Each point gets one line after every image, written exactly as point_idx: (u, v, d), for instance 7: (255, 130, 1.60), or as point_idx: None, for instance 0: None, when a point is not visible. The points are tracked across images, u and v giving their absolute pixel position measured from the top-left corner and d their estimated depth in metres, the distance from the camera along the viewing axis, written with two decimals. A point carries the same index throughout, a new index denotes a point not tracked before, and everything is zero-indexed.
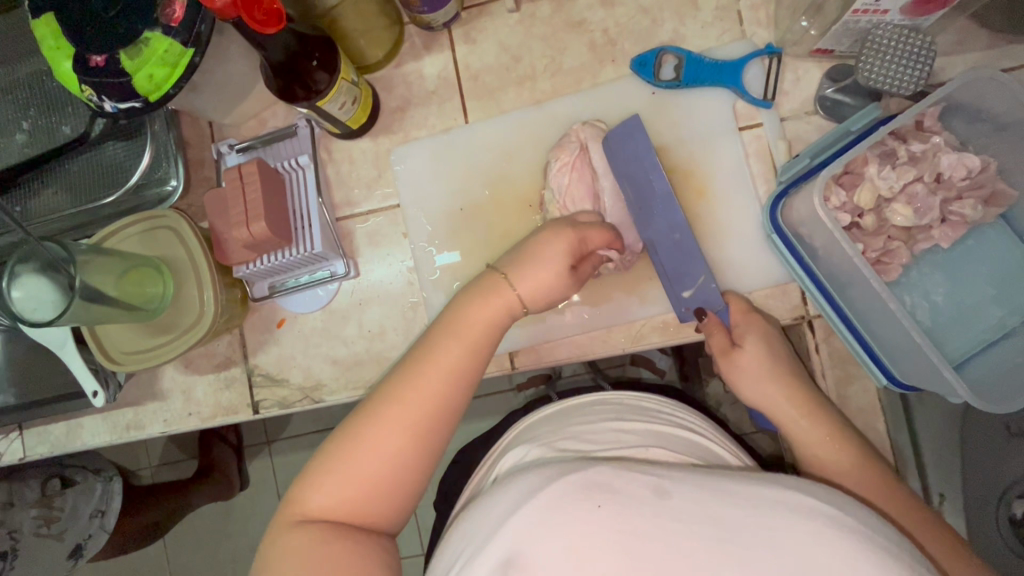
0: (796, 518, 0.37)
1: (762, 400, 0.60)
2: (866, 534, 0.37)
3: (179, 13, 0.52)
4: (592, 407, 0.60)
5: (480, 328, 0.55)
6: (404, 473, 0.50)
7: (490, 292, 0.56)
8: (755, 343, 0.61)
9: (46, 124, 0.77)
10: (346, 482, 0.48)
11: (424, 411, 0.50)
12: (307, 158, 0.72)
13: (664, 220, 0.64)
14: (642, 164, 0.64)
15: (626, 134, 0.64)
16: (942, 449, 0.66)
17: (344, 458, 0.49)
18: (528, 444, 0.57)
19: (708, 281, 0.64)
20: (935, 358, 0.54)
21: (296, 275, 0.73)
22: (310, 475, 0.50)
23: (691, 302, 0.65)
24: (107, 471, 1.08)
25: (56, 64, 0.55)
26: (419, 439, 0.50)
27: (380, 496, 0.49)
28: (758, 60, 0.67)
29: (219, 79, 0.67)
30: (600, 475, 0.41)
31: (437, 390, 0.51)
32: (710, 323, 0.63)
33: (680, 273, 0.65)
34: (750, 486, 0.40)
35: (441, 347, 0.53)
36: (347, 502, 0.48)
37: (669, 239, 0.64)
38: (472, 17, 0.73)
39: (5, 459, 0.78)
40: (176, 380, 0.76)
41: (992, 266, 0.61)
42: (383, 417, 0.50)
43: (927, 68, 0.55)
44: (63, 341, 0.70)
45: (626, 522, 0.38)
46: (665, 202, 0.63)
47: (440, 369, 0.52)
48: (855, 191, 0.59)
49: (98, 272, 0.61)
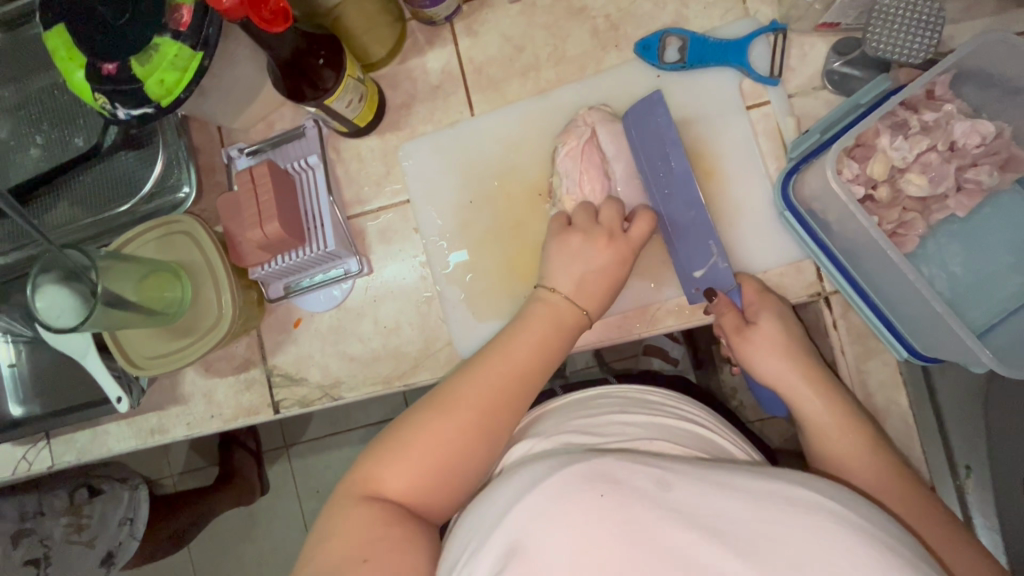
0: (797, 513, 0.38)
1: (774, 377, 0.60)
2: (865, 527, 0.38)
3: (188, 17, 0.53)
4: (594, 401, 0.60)
5: (556, 329, 0.59)
6: (474, 458, 0.53)
7: (561, 301, 0.60)
8: (769, 321, 0.61)
9: (59, 137, 0.79)
10: (421, 462, 0.51)
11: (503, 399, 0.54)
12: (317, 158, 0.73)
13: (679, 198, 0.63)
14: (661, 138, 0.63)
15: (646, 110, 0.64)
16: (967, 422, 0.65)
17: (424, 441, 0.51)
18: (533, 437, 0.57)
19: (720, 262, 0.63)
20: (956, 327, 0.53)
21: (311, 274, 0.74)
22: (381, 454, 0.52)
23: (702, 283, 0.64)
24: (133, 479, 1.09)
25: (69, 74, 0.56)
26: (490, 431, 0.53)
27: (443, 484, 0.52)
28: (763, 38, 0.66)
29: (227, 84, 0.67)
30: (603, 465, 0.41)
31: (516, 382, 0.55)
32: (721, 303, 0.63)
33: (692, 253, 0.64)
34: (750, 481, 0.41)
35: (520, 345, 0.57)
36: (413, 485, 0.51)
37: (685, 216, 0.64)
38: (473, 10, 0.73)
39: (34, 468, 0.80)
40: (196, 383, 0.77)
41: (1010, 233, 0.60)
42: (466, 403, 0.53)
43: (937, 35, 0.56)
44: (86, 349, 0.71)
45: (629, 513, 0.38)
46: (682, 179, 0.63)
47: (518, 365, 0.56)
48: (868, 163, 0.58)
49: (118, 278, 0.62)
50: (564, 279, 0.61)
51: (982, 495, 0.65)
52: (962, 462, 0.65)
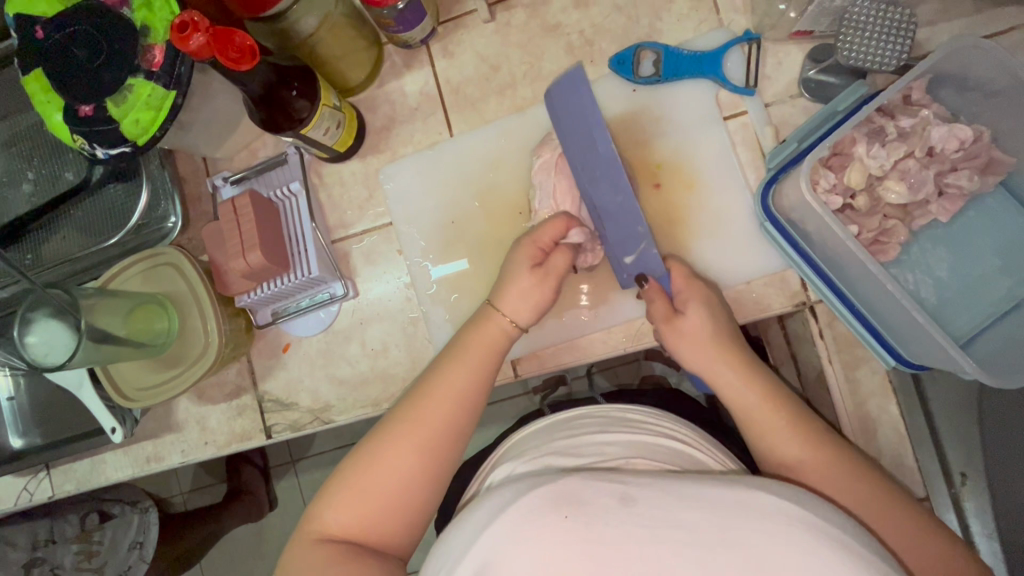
0: (758, 518, 0.37)
1: (696, 365, 0.59)
2: (828, 532, 0.38)
3: (159, 57, 0.54)
4: (577, 421, 0.60)
5: (484, 346, 0.59)
6: (417, 486, 0.53)
7: (493, 321, 0.60)
8: (698, 312, 0.59)
9: (49, 172, 0.80)
10: (363, 498, 0.52)
11: (433, 424, 0.54)
12: (298, 185, 0.73)
13: (607, 183, 0.60)
14: (585, 118, 0.60)
15: (568, 88, 0.61)
16: (960, 428, 0.64)
17: (362, 476, 0.52)
18: (515, 460, 0.57)
19: (650, 247, 0.62)
20: (938, 336, 0.53)
21: (298, 300, 0.74)
22: (329, 492, 0.53)
23: (632, 268, 0.63)
24: (143, 502, 1.09)
25: (48, 117, 0.57)
26: (425, 457, 0.53)
27: (390, 515, 0.52)
28: (737, 48, 0.66)
29: (206, 116, 0.68)
30: (568, 486, 0.41)
31: (445, 404, 0.55)
32: (651, 290, 0.61)
33: (622, 239, 0.62)
34: (715, 488, 0.40)
35: (450, 367, 0.57)
36: (358, 522, 0.52)
37: (613, 201, 0.61)
38: (449, 31, 0.74)
39: (35, 499, 0.81)
40: (190, 411, 0.77)
41: (995, 236, 0.59)
42: (397, 433, 0.54)
43: (908, 41, 0.55)
44: (80, 380, 0.72)
45: (591, 531, 0.38)
46: (609, 164, 0.60)
47: (446, 387, 0.56)
48: (845, 172, 0.58)
49: (105, 313, 0.63)
50: (501, 298, 0.60)
51: (980, 501, 0.64)
52: (958, 469, 0.64)
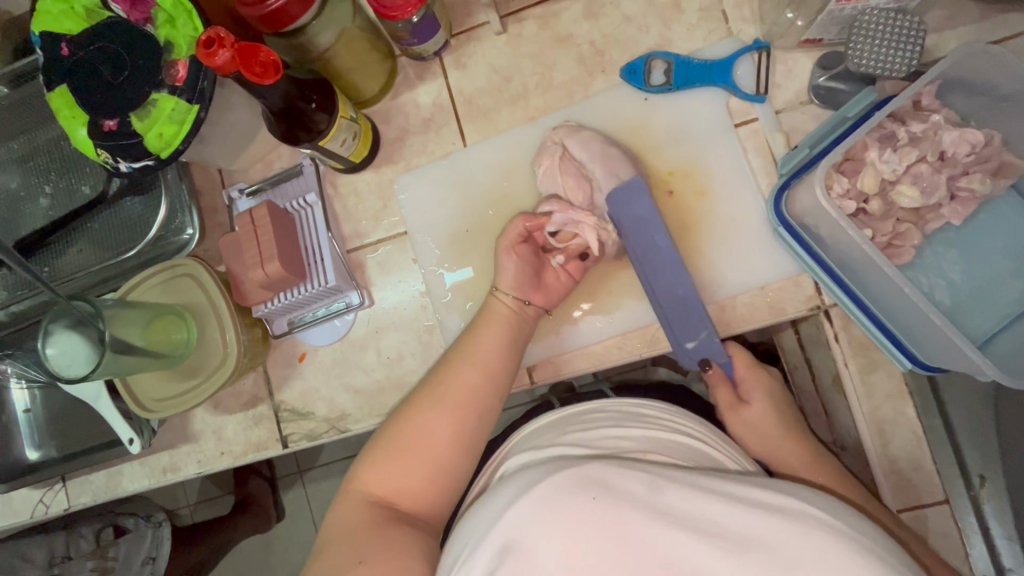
0: (787, 518, 0.38)
1: (762, 453, 0.64)
2: (858, 539, 0.37)
3: (183, 72, 0.55)
4: (590, 414, 0.60)
5: (513, 317, 0.63)
6: (458, 452, 0.55)
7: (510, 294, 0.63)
8: (762, 402, 0.65)
9: (67, 186, 0.81)
10: (404, 461, 0.54)
11: (471, 390, 0.56)
12: (314, 196, 0.74)
13: (672, 278, 0.64)
14: (646, 221, 0.64)
15: (627, 195, 0.64)
16: (976, 429, 0.64)
17: (403, 440, 0.54)
18: (531, 449, 0.58)
19: (711, 335, 0.65)
20: (957, 339, 0.53)
21: (313, 309, 0.75)
22: (370, 458, 0.55)
23: (693, 352, 0.66)
24: (157, 515, 1.08)
25: (72, 132, 0.58)
26: (466, 421, 0.55)
27: (427, 480, 0.54)
28: (746, 56, 0.67)
29: (225, 128, 0.69)
30: (596, 470, 0.41)
31: (482, 370, 0.58)
32: (715, 377, 0.67)
33: (684, 325, 0.65)
34: (741, 487, 0.41)
35: (483, 336, 0.60)
36: (403, 486, 0.54)
37: (675, 294, 0.65)
38: (461, 43, 0.75)
39: (51, 511, 0.80)
40: (206, 421, 0.78)
41: (1008, 238, 0.60)
42: (436, 398, 0.56)
43: (918, 48, 0.56)
44: (98, 393, 0.73)
45: (618, 514, 0.39)
46: (671, 260, 0.64)
47: (481, 354, 0.59)
48: (858, 177, 0.58)
49: (125, 324, 0.63)
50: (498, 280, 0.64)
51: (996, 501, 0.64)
52: (976, 472, 0.64)
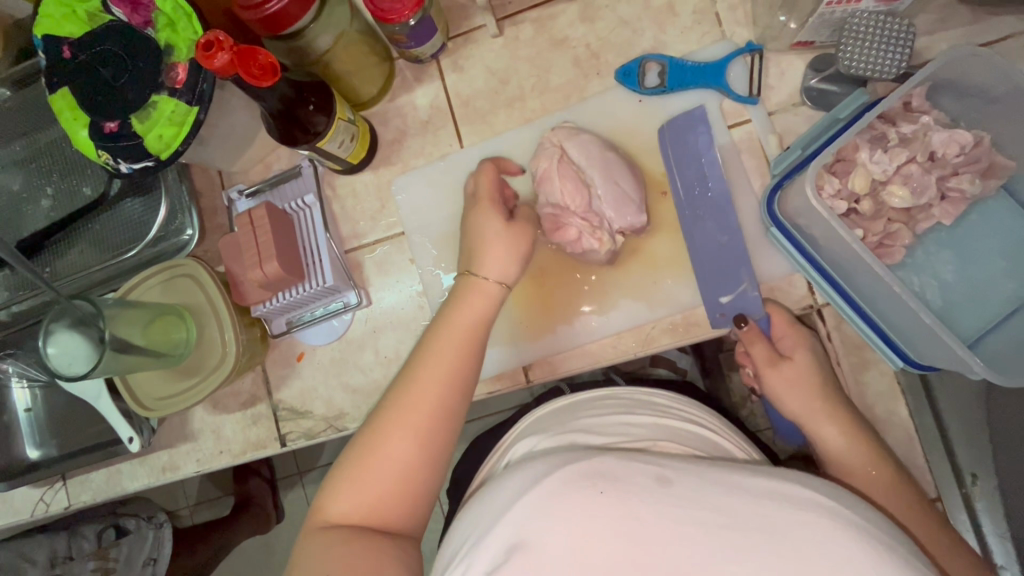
0: (795, 509, 0.39)
1: (799, 412, 0.60)
2: (867, 529, 0.38)
3: (182, 75, 0.56)
4: (602, 401, 0.61)
5: (471, 326, 0.59)
6: (418, 471, 0.53)
7: (482, 285, 0.61)
8: (804, 356, 0.62)
9: (68, 187, 0.82)
10: (364, 485, 0.52)
11: (425, 408, 0.54)
12: (312, 197, 0.75)
13: (714, 223, 0.66)
14: (699, 158, 0.66)
15: (686, 126, 0.67)
16: (968, 427, 0.65)
17: (361, 465, 0.53)
18: (538, 435, 0.59)
19: (749, 289, 0.65)
20: (946, 338, 0.53)
21: (311, 309, 0.75)
22: (333, 482, 0.54)
23: (729, 308, 0.65)
24: (158, 517, 1.10)
25: (74, 133, 0.59)
26: (422, 438, 0.53)
27: (390, 500, 0.53)
28: (740, 59, 0.68)
29: (224, 130, 0.70)
30: (604, 465, 0.42)
31: (435, 386, 0.55)
32: (750, 333, 0.63)
33: (724, 278, 0.65)
34: (751, 477, 0.42)
35: (435, 351, 0.57)
36: (365, 509, 0.52)
37: (716, 241, 0.66)
38: (458, 46, 0.76)
39: (52, 510, 0.81)
40: (205, 420, 0.78)
41: (998, 239, 0.61)
42: (391, 421, 0.54)
43: (908, 50, 0.57)
44: (99, 392, 0.74)
45: (627, 506, 0.39)
46: (717, 203, 0.66)
47: (434, 370, 0.56)
48: (849, 178, 0.59)
49: (125, 323, 0.64)
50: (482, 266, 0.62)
51: (989, 499, 0.65)
52: (968, 470, 0.65)
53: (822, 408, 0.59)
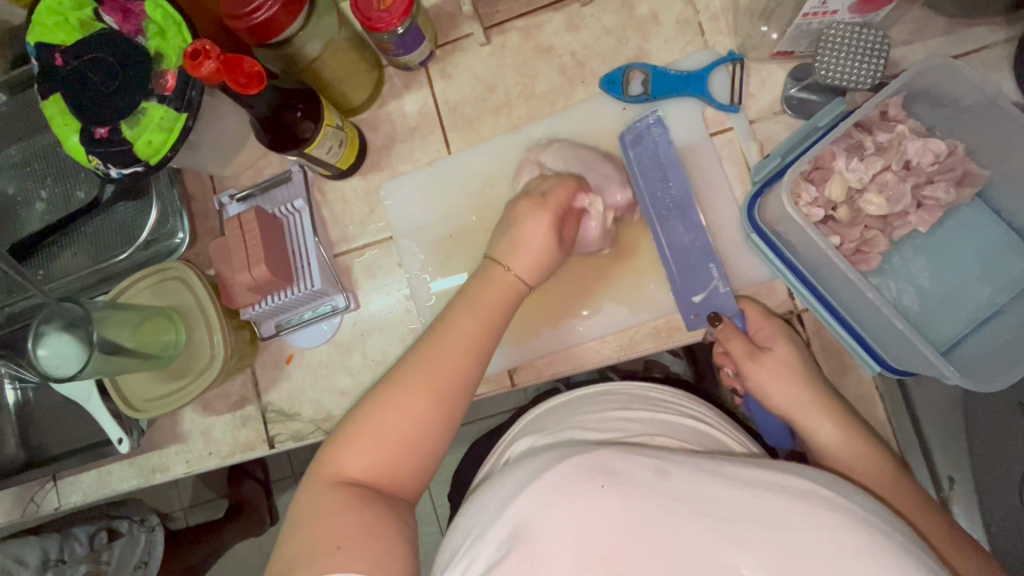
0: (792, 499, 0.40)
1: (788, 405, 0.60)
2: (865, 516, 0.39)
3: (172, 82, 0.57)
4: (599, 397, 0.62)
5: (498, 303, 0.60)
6: (431, 433, 0.54)
7: (504, 275, 0.61)
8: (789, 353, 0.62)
9: (62, 191, 0.83)
10: (376, 440, 0.53)
11: (450, 374, 0.55)
12: (302, 202, 0.76)
13: (681, 223, 0.67)
14: (659, 161, 0.68)
15: (642, 132, 0.69)
16: (947, 432, 0.66)
17: (378, 420, 0.53)
18: (535, 434, 0.59)
19: (720, 286, 0.66)
20: (920, 344, 0.55)
21: (301, 312, 0.76)
22: (342, 436, 0.54)
23: (701, 307, 0.66)
24: (151, 520, 1.13)
25: (65, 139, 0.60)
26: (442, 402, 0.54)
27: (401, 460, 0.53)
28: (722, 67, 0.69)
29: (215, 136, 0.71)
30: (602, 458, 0.43)
31: (461, 354, 0.56)
32: (725, 329, 0.64)
33: (692, 277, 0.66)
34: (749, 469, 0.43)
35: (463, 320, 0.58)
36: (374, 466, 0.52)
37: (683, 241, 0.67)
38: (446, 54, 0.77)
39: (43, 510, 0.82)
40: (195, 422, 0.79)
41: (974, 245, 0.62)
42: (413, 381, 0.54)
43: (882, 61, 0.58)
44: (89, 394, 0.75)
45: (627, 500, 0.40)
46: (682, 201, 0.67)
47: (462, 338, 0.57)
48: (826, 186, 0.60)
49: (115, 325, 0.65)
50: (505, 253, 0.62)
51: (968, 503, 0.65)
52: (946, 474, 0.66)
53: (809, 401, 0.59)
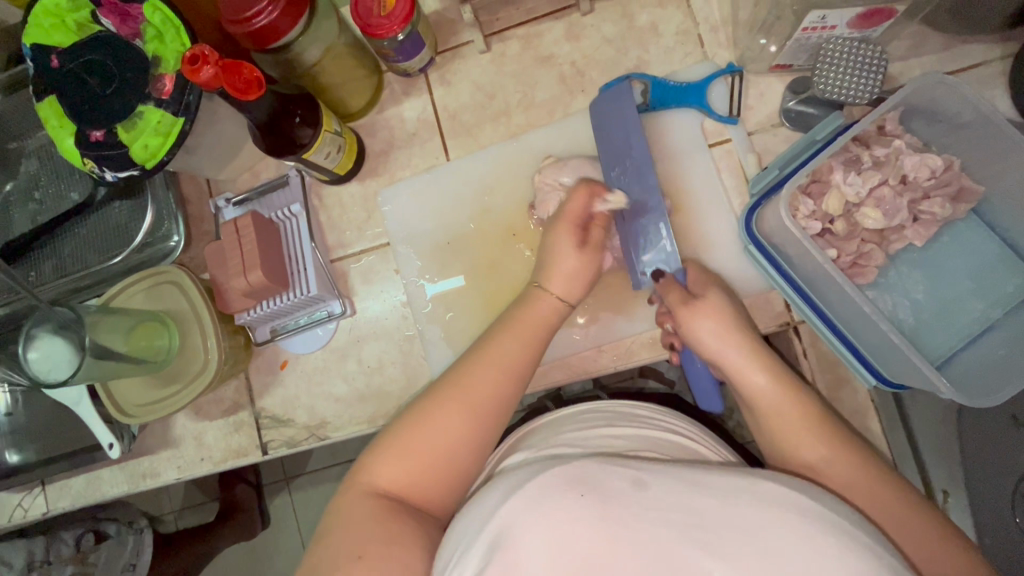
0: (764, 505, 0.40)
1: (717, 355, 0.58)
2: (837, 522, 0.39)
3: (169, 86, 0.56)
4: (582, 415, 0.62)
5: (537, 324, 0.60)
6: (468, 452, 0.53)
7: (543, 295, 0.62)
8: None
9: (56, 192, 0.82)
10: (415, 455, 0.52)
11: (489, 392, 0.55)
12: (299, 207, 0.75)
13: (637, 184, 0.65)
14: (623, 125, 0.66)
15: (612, 98, 0.67)
16: (941, 446, 0.66)
17: (418, 435, 0.53)
18: (524, 451, 0.59)
19: (668, 245, 0.64)
20: (914, 357, 0.55)
21: (296, 317, 0.76)
22: (378, 449, 0.53)
23: (648, 267, 0.65)
24: (139, 522, 1.10)
25: (59, 141, 0.59)
26: (481, 420, 0.54)
27: (437, 478, 0.52)
28: (721, 79, 0.69)
29: (211, 140, 0.70)
30: (582, 468, 0.43)
31: (501, 372, 0.56)
32: (665, 282, 0.62)
33: (643, 237, 0.65)
34: (722, 477, 0.43)
35: (502, 339, 0.58)
36: (410, 480, 0.52)
37: (637, 201, 0.65)
38: (446, 61, 0.77)
39: (29, 515, 0.81)
40: (187, 427, 0.78)
41: (969, 260, 0.62)
42: (454, 397, 0.54)
43: (880, 76, 0.58)
44: (79, 397, 0.74)
45: (606, 510, 0.40)
46: (639, 163, 0.65)
47: (502, 357, 0.57)
48: (823, 200, 0.60)
49: (109, 330, 0.65)
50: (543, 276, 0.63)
51: (960, 517, 0.66)
52: (940, 487, 0.66)
53: (742, 355, 0.57)
